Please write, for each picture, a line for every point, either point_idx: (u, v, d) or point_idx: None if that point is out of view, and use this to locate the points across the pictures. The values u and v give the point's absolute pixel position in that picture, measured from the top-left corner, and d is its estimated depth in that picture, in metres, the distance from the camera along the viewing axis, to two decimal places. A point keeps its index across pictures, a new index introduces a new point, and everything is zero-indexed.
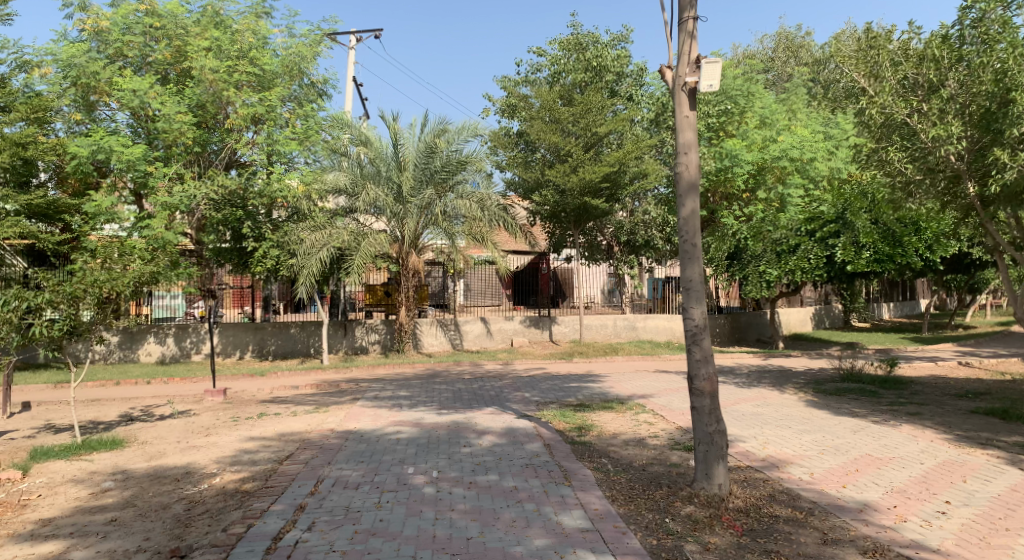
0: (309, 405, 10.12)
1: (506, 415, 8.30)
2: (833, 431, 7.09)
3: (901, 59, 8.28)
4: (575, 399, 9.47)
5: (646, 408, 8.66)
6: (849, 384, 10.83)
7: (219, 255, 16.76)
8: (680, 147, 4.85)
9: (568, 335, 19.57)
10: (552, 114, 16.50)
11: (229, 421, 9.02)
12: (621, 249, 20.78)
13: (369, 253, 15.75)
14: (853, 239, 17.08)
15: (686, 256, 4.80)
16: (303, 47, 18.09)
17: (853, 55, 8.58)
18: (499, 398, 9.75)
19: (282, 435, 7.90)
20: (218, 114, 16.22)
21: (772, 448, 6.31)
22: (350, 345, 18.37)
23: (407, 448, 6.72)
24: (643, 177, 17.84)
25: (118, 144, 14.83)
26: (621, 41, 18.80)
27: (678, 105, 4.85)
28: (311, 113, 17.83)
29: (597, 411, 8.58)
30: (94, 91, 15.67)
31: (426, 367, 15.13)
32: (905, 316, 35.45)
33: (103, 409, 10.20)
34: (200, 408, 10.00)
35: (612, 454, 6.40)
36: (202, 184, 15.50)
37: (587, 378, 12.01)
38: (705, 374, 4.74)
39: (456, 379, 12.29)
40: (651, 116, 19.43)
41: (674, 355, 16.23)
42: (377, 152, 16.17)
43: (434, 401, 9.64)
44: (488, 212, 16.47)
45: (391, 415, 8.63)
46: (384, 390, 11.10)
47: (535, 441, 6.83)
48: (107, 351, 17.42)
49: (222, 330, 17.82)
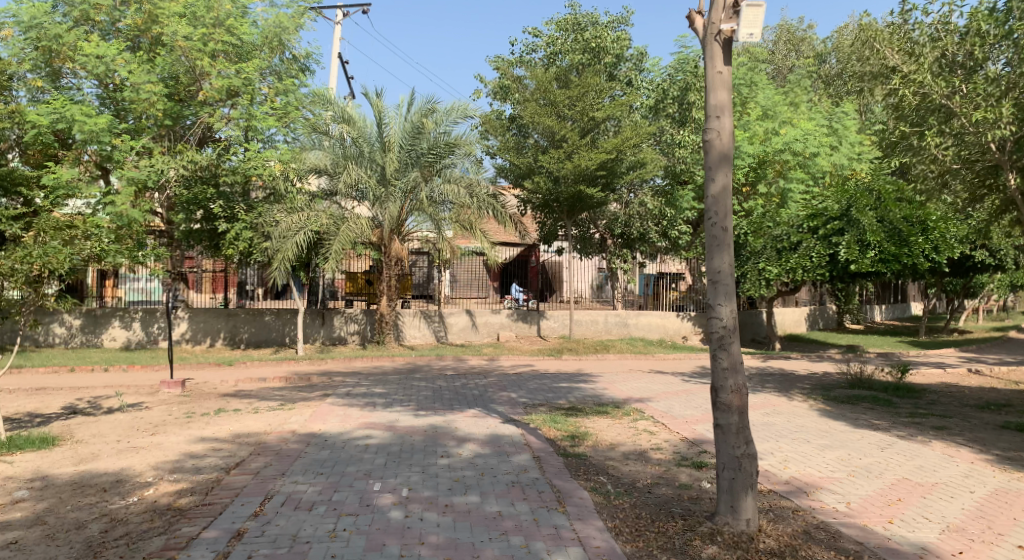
0: (274, 401, 9.18)
1: (491, 419, 7.47)
2: (858, 448, 6.33)
3: (941, 35, 7.74)
4: (566, 402, 8.64)
5: (645, 414, 7.87)
6: (859, 391, 10.12)
7: (188, 238, 15.58)
8: (711, 110, 4.01)
9: (557, 330, 18.81)
10: (546, 96, 15.59)
11: (181, 417, 8.05)
12: (614, 242, 19.75)
13: (348, 238, 14.80)
14: (858, 238, 16.15)
15: (715, 243, 3.98)
16: (285, 18, 16.97)
17: (888, 31, 8.03)
18: (482, 398, 8.89)
19: (237, 436, 6.95)
20: (192, 86, 15.06)
21: (794, 469, 5.58)
22: (328, 336, 17.44)
23: (376, 457, 5.85)
24: (640, 167, 16.97)
25: (81, 112, 13.71)
26: (621, 23, 17.88)
27: (710, 58, 4.01)
28: (291, 88, 16.73)
29: (592, 417, 7.77)
30: (59, 57, 14.36)
31: (407, 361, 14.23)
32: (896, 319, 34.99)
33: (45, 400, 9.14)
34: (153, 402, 9.01)
35: (612, 471, 5.57)
36: (172, 159, 14.53)
37: (578, 377, 11.18)
38: (732, 386, 3.97)
39: (436, 376, 11.43)
40: (650, 103, 18.52)
41: (669, 355, 15.44)
42: (360, 132, 15.15)
43: (411, 400, 8.78)
44: (477, 198, 15.62)
45: (362, 416, 7.73)
46: (358, 386, 10.19)
47: (522, 452, 5.99)
48: (68, 334, 16.40)
49: (192, 316, 16.87)
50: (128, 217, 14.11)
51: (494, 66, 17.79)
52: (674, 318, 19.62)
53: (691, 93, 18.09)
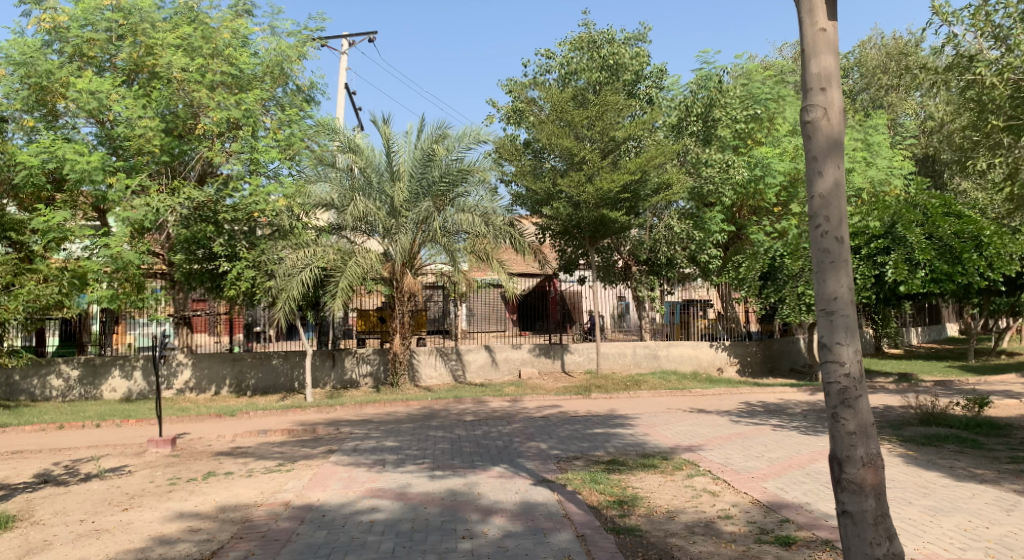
0: (272, 459, 8.12)
1: (519, 481, 6.32)
2: (977, 511, 5.09)
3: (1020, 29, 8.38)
4: (605, 454, 7.47)
5: (700, 468, 6.68)
6: (935, 430, 8.86)
7: (189, 279, 14.71)
8: (813, 81, 2.98)
9: (582, 365, 17.72)
10: (563, 117, 14.71)
11: (162, 485, 6.99)
12: (639, 269, 18.61)
13: (356, 275, 13.86)
14: (906, 257, 14.82)
15: (826, 259, 2.92)
16: (286, 47, 16.41)
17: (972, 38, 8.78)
18: (507, 451, 7.75)
19: (221, 511, 5.87)
20: (190, 120, 14.46)
21: (911, 546, 4.36)
22: (339, 379, 16.42)
23: (381, 541, 4.73)
24: (665, 189, 15.98)
25: (72, 151, 13.16)
26: (639, 40, 17.09)
27: (808, 13, 3.01)
28: (294, 119, 16.04)
29: (637, 473, 6.63)
30: (51, 95, 13.86)
31: (422, 405, 13.07)
32: (934, 341, 33.29)
33: (18, 466, 8.19)
34: (137, 465, 8.02)
35: (679, 554, 4.39)
36: (168, 197, 13.84)
37: (613, 421, 9.98)
38: (865, 459, 2.81)
39: (454, 423, 10.31)
40: (672, 121, 17.38)
41: (707, 390, 14.19)
42: (368, 162, 14.40)
43: (427, 456, 7.69)
44: (493, 227, 14.69)
45: (368, 480, 6.61)
46: (367, 439, 9.09)
47: (563, 530, 4.83)
48: (66, 387, 15.58)
49: (196, 362, 15.99)
50: (124, 259, 13.57)
51: (507, 90, 16.96)
52: (707, 349, 18.40)
53: (716, 109, 17.06)
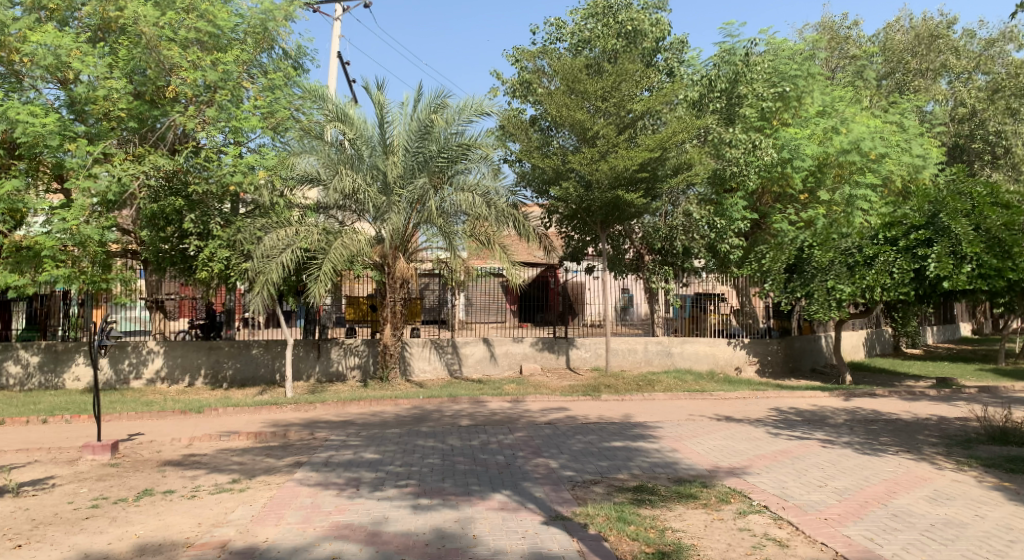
0: (226, 474, 6.74)
1: (526, 518, 4.94)
2: None
3: None
4: (630, 478, 6.11)
5: (755, 503, 5.29)
6: (1014, 449, 7.47)
7: (159, 261, 13.37)
8: None
9: (588, 362, 16.38)
10: (576, 86, 13.34)
11: (82, 509, 5.63)
12: (652, 259, 17.17)
13: (342, 257, 12.43)
14: (951, 250, 12.73)
15: None
16: (273, 7, 14.85)
17: None
18: (510, 472, 6.37)
19: (136, 553, 4.49)
20: (162, 83, 13.06)
21: None
22: (324, 371, 15.08)
23: None
24: (686, 170, 14.51)
25: (26, 112, 11.77)
26: (659, 6, 15.64)
27: None
28: (280, 85, 14.57)
29: (675, 507, 5.24)
30: (6, 51, 12.46)
31: (413, 405, 11.68)
32: (949, 342, 31.84)
33: None
34: (64, 478, 6.66)
35: None
36: (137, 166, 12.44)
37: (632, 431, 8.60)
38: None
39: (447, 429, 8.93)
40: (693, 96, 16.03)
41: (729, 392, 12.82)
42: (359, 133, 12.93)
43: (413, 476, 6.32)
44: (495, 209, 13.24)
45: (336, 510, 5.23)
46: (345, 448, 7.71)
47: None
48: (26, 374, 14.29)
49: (169, 350, 14.63)
50: (82, 235, 12.00)
51: (514, 59, 15.55)
52: (724, 346, 17.00)
53: (741, 85, 15.89)
